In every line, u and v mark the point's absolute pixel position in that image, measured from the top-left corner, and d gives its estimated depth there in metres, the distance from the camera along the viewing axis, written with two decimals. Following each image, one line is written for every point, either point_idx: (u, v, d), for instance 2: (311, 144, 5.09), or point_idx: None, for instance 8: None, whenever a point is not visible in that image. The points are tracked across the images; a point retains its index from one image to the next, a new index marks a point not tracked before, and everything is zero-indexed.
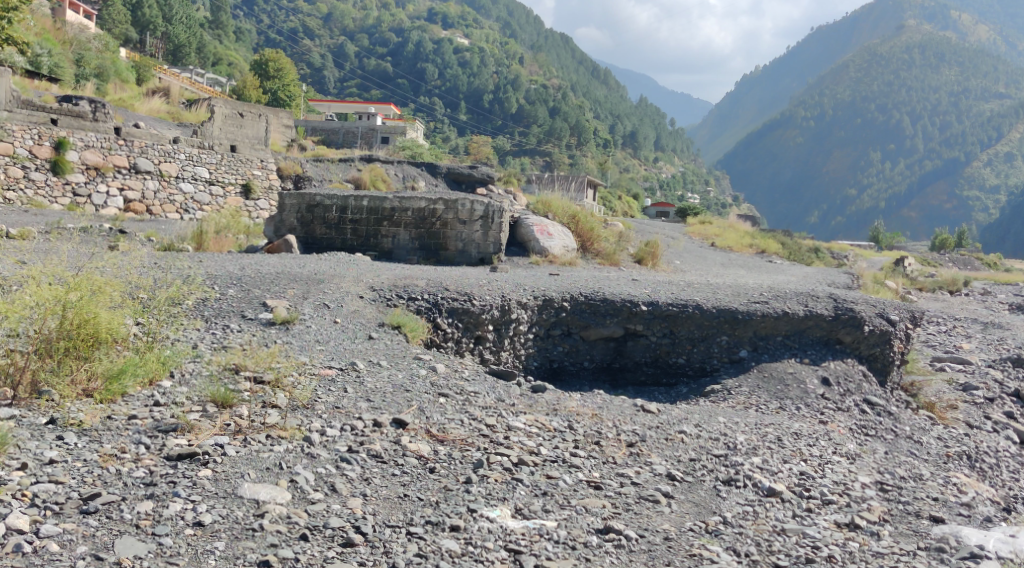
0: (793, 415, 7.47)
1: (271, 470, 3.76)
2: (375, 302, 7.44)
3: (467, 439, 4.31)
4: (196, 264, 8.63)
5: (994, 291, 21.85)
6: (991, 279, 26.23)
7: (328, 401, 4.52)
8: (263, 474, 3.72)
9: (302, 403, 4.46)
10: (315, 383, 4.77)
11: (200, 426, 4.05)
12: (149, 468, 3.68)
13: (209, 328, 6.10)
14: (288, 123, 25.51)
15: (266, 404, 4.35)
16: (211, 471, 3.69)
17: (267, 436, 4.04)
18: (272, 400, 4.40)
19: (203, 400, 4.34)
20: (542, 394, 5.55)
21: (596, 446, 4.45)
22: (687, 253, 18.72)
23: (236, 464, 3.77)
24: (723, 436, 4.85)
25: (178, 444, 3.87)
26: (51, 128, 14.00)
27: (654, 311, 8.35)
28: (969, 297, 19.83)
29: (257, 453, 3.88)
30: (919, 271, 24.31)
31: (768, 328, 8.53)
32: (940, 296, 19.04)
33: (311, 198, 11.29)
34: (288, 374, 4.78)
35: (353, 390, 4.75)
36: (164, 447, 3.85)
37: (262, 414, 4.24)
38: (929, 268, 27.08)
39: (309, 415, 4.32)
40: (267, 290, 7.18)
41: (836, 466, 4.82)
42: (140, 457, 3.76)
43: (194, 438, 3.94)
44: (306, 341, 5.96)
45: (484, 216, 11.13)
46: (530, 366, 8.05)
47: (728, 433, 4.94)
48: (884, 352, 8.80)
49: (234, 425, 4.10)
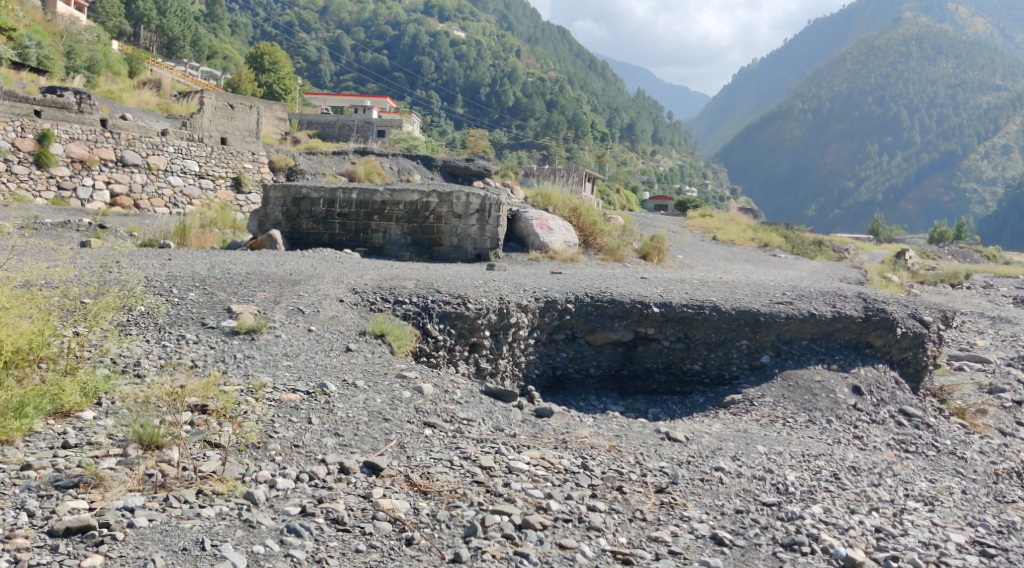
0: (825, 432, 6.69)
1: (189, 552, 2.92)
2: (357, 307, 6.58)
3: (458, 487, 3.49)
4: (158, 264, 7.76)
5: (997, 284, 21.02)
6: (992, 272, 25.45)
7: (285, 437, 3.68)
8: (177, 562, 2.87)
9: (250, 442, 3.62)
10: (274, 413, 3.92)
11: (110, 481, 3.23)
12: (18, 553, 2.85)
13: (160, 341, 5.27)
14: (281, 115, 24.64)
15: (204, 445, 3.51)
16: (102, 559, 2.85)
17: (195, 495, 3.21)
18: (212, 439, 3.56)
19: (125, 440, 3.50)
20: (548, 420, 4.69)
21: (619, 495, 3.63)
22: (690, 248, 17.89)
23: (143, 544, 2.93)
24: (771, 475, 4.05)
25: (71, 512, 3.04)
26: (35, 120, 13.13)
27: (667, 313, 7.49)
28: (976, 291, 19.06)
29: (176, 524, 3.04)
30: (920, 263, 23.50)
31: (794, 332, 7.66)
32: (943, 290, 18.24)
33: (296, 191, 10.44)
34: (241, 403, 3.93)
35: (320, 421, 3.91)
36: (51, 517, 3.02)
37: (195, 462, 3.40)
38: (929, 262, 26.19)
39: (257, 460, 3.48)
40: (232, 293, 6.34)
41: (908, 515, 4.02)
42: (13, 534, 2.92)
43: (97, 501, 3.12)
44: (272, 355, 5.09)
45: (480, 209, 10.27)
46: (531, 375, 7.23)
47: (776, 471, 4.14)
48: (917, 356, 8.01)
49: (155, 478, 3.28)
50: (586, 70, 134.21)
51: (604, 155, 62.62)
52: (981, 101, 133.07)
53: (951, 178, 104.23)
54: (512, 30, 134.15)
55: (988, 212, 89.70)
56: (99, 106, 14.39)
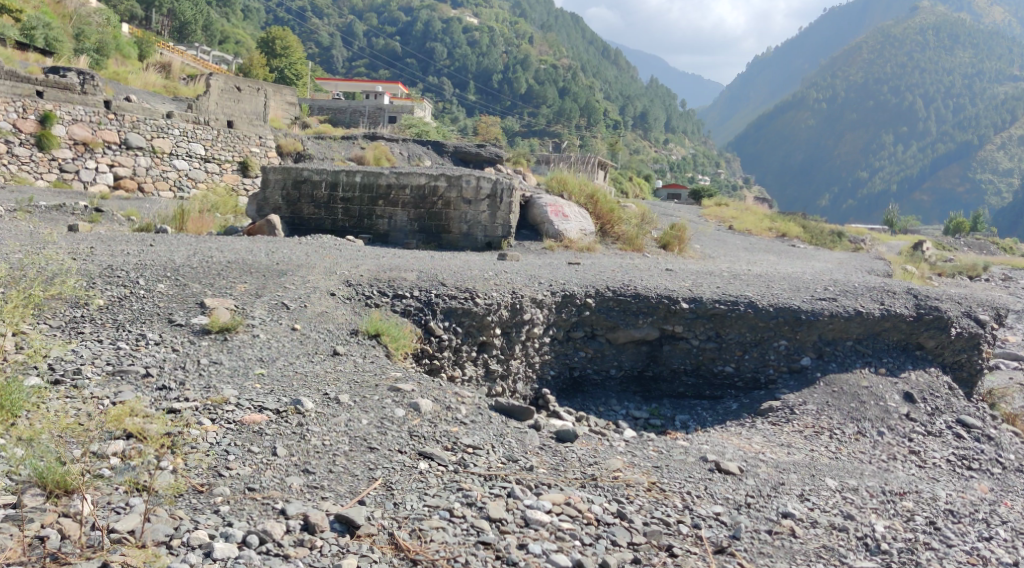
0: (878, 448, 5.93)
1: None
2: (350, 301, 5.79)
3: (457, 552, 2.81)
4: (135, 251, 6.97)
5: (1020, 278, 20.05)
6: (1008, 263, 24.40)
7: (234, 482, 2.97)
8: None
9: (185, 490, 2.91)
10: (229, 443, 3.19)
11: None
12: None
13: (119, 343, 4.51)
14: (291, 99, 23.86)
15: (123, 498, 2.80)
16: None
17: None
18: (134, 487, 2.85)
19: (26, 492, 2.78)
20: (570, 445, 3.91)
21: (668, 559, 2.98)
22: (708, 237, 17.02)
23: None
24: (864, 531, 3.40)
25: None
26: (37, 101, 12.40)
27: (697, 310, 6.67)
28: (997, 283, 18.07)
29: None
30: (938, 255, 22.56)
31: (838, 332, 6.81)
32: (966, 282, 17.34)
33: (297, 172, 9.68)
34: (187, 432, 3.18)
35: (287, 455, 3.17)
36: None
37: (106, 524, 2.69)
38: (948, 254, 25.13)
39: (185, 519, 2.77)
40: (207, 285, 5.57)
41: None
42: None
43: None
44: (242, 360, 4.29)
45: (491, 194, 9.44)
46: (546, 376, 6.47)
47: (866, 524, 3.47)
48: (973, 359, 7.17)
49: (49, 546, 2.60)
50: (600, 58, 132.62)
51: (616, 140, 61.46)
52: (999, 91, 130.86)
53: (967, 169, 102.29)
54: (526, 16, 132.58)
55: (1005, 205, 87.88)
56: (103, 88, 13.62)
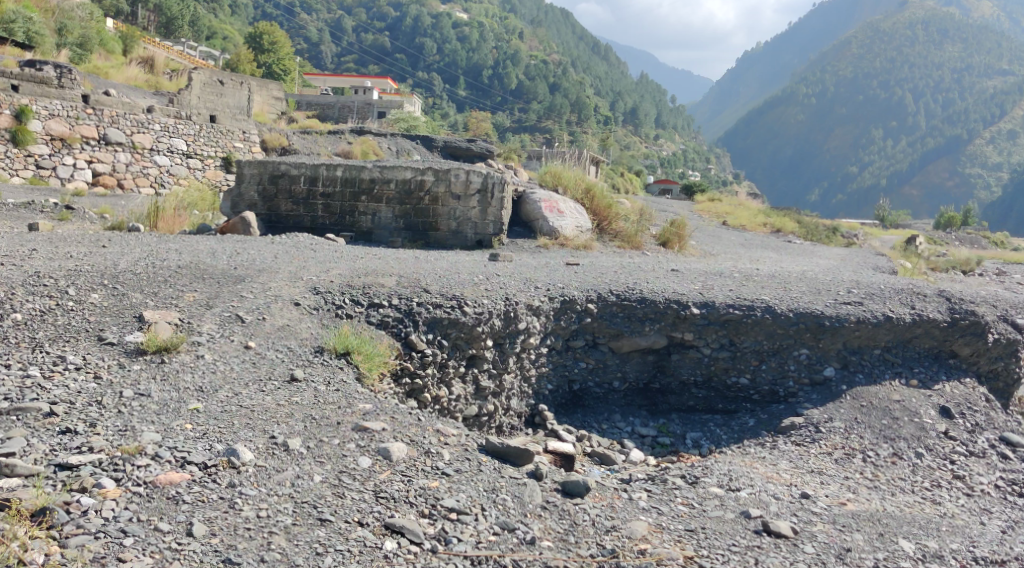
0: (917, 472, 5.11)
1: None
2: (318, 312, 5.01)
3: None
4: (83, 252, 6.17)
5: (1016, 271, 19.36)
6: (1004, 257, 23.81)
7: None
8: None
9: None
10: (125, 521, 2.70)
11: None
12: None
13: (36, 369, 3.71)
14: (277, 94, 22.93)
15: None
16: None
17: None
18: None
19: None
20: (578, 502, 3.33)
21: None
22: (700, 233, 16.26)
23: None
24: None
25: None
26: (12, 95, 11.47)
27: (708, 315, 5.92)
28: (995, 278, 17.34)
29: None
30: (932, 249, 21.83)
31: (866, 339, 6.02)
32: (962, 278, 16.64)
33: (274, 166, 8.87)
34: (71, 510, 2.70)
35: (199, 542, 2.67)
36: None
37: None
38: (941, 248, 24.39)
39: None
40: (150, 293, 4.79)
41: None
42: None
43: None
44: (177, 391, 3.49)
45: (482, 189, 8.67)
46: (543, 391, 5.70)
47: None
48: (1009, 368, 6.36)
49: None
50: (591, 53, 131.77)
51: (606, 136, 60.56)
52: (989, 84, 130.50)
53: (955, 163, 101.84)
54: (516, 13, 131.45)
55: (993, 199, 87.35)
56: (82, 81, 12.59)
